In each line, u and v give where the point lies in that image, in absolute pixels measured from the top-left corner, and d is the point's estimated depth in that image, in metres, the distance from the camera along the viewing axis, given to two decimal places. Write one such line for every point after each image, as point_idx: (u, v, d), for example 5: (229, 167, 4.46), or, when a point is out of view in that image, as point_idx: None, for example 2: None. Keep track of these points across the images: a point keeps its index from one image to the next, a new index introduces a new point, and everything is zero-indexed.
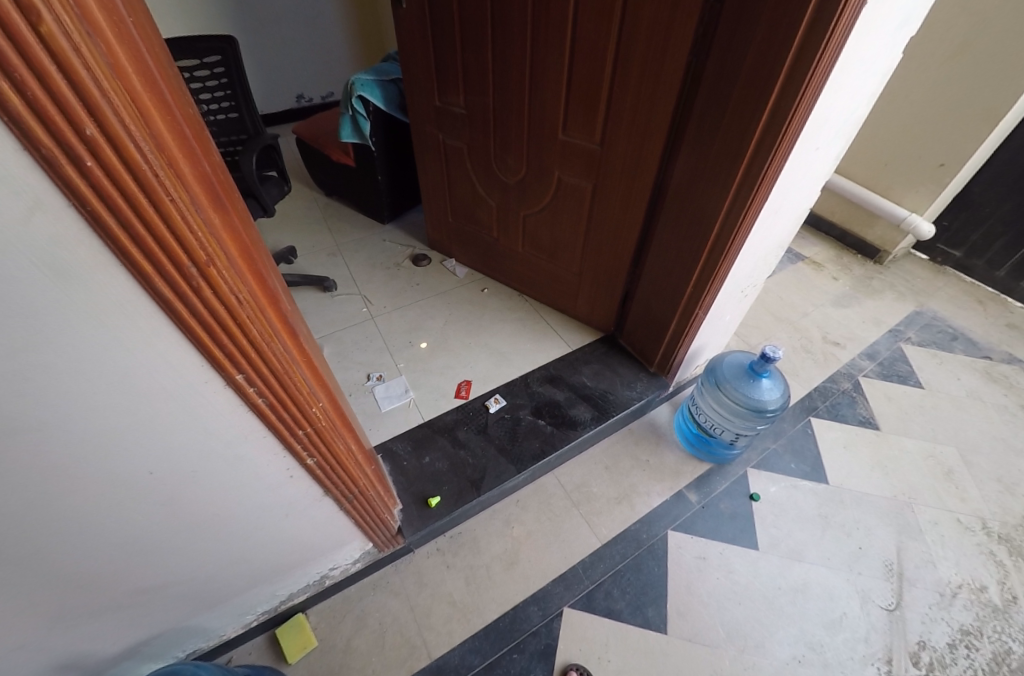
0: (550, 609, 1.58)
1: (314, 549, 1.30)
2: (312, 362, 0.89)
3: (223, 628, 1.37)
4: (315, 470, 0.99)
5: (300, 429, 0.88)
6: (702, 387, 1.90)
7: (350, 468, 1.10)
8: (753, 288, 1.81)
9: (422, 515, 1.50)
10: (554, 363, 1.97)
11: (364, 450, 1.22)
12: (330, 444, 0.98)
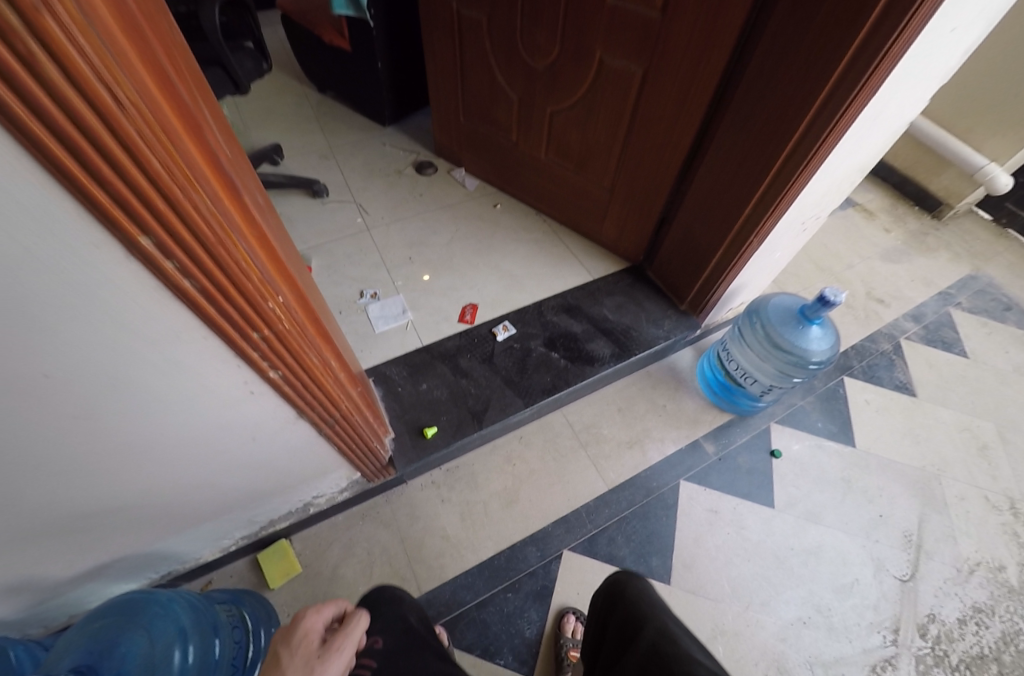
0: (549, 552, 1.48)
1: (292, 475, 1.15)
2: (268, 241, 0.65)
3: (201, 552, 1.28)
4: (282, 386, 0.80)
5: (254, 332, 0.67)
6: (739, 330, 1.69)
7: (326, 387, 0.91)
8: (816, 221, 1.55)
9: (417, 447, 1.35)
10: (573, 292, 1.74)
11: (347, 369, 1.03)
12: (300, 354, 0.78)
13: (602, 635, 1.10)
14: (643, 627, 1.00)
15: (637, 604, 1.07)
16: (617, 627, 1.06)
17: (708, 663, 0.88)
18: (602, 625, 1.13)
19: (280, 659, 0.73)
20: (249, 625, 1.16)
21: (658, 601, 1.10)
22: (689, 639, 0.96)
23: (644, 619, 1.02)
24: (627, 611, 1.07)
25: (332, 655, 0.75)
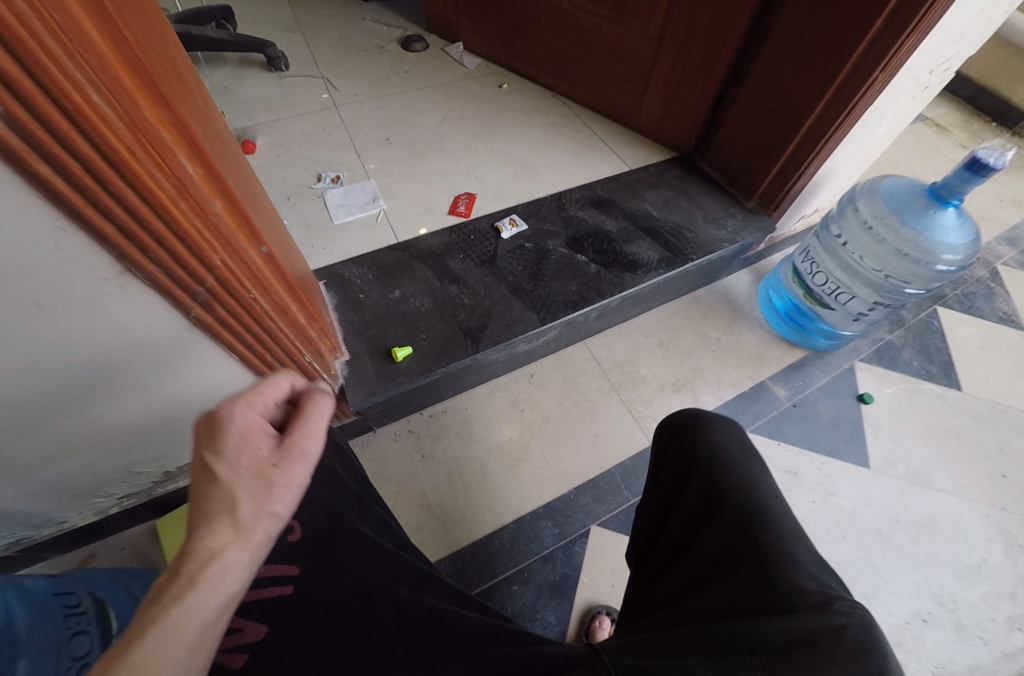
0: (569, 530, 1.07)
1: (173, 404, 0.72)
2: None
3: (70, 515, 0.88)
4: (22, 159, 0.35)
5: None
6: (831, 222, 1.23)
7: (185, 226, 0.48)
8: (945, 68, 1.11)
9: (383, 373, 0.92)
10: (603, 182, 1.28)
11: (244, 212, 0.58)
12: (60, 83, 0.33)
13: (659, 497, 0.78)
14: (723, 506, 0.68)
15: (721, 474, 0.72)
16: (682, 492, 0.74)
17: (812, 570, 0.59)
18: (661, 477, 0.80)
19: (212, 471, 0.40)
20: (112, 625, 0.72)
21: (746, 461, 0.74)
22: (786, 528, 0.64)
23: (725, 495, 0.69)
24: (703, 476, 0.72)
25: (299, 461, 0.45)
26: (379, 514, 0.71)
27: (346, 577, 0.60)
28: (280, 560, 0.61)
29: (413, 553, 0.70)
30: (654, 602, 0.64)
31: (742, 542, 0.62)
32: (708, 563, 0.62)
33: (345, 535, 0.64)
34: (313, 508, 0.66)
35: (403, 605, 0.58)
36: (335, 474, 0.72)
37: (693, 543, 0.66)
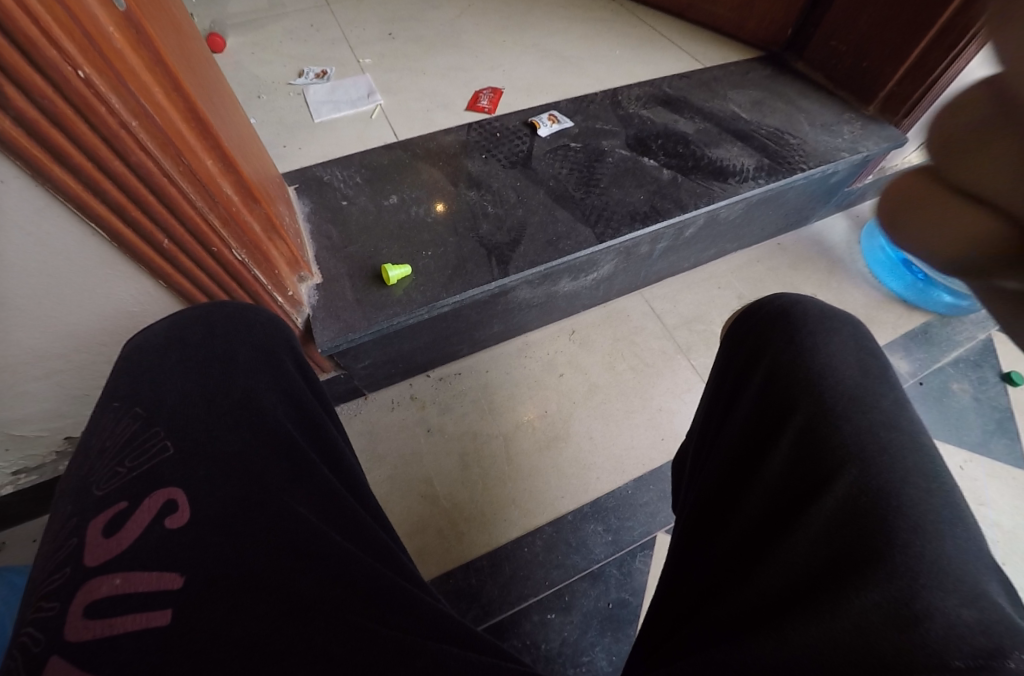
0: (626, 539, 0.75)
1: (14, 318, 0.44)
2: None
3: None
4: None
5: None
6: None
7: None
8: None
9: (369, 302, 0.64)
10: (671, 78, 0.97)
11: None
12: None
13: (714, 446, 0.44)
14: (832, 475, 0.35)
15: (823, 413, 0.38)
16: (753, 442, 0.41)
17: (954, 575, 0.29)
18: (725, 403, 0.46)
19: None
20: None
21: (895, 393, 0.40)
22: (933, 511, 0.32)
23: (832, 451, 0.36)
24: (801, 422, 0.38)
25: None
26: (324, 472, 0.39)
27: (268, 591, 0.29)
28: (154, 564, 0.28)
29: (370, 543, 0.38)
30: (685, 630, 0.36)
31: (863, 548, 0.32)
32: (794, 582, 0.32)
33: (264, 515, 0.33)
34: (213, 466, 0.34)
35: (370, 640, 0.29)
36: (250, 401, 0.39)
37: (772, 539, 0.35)
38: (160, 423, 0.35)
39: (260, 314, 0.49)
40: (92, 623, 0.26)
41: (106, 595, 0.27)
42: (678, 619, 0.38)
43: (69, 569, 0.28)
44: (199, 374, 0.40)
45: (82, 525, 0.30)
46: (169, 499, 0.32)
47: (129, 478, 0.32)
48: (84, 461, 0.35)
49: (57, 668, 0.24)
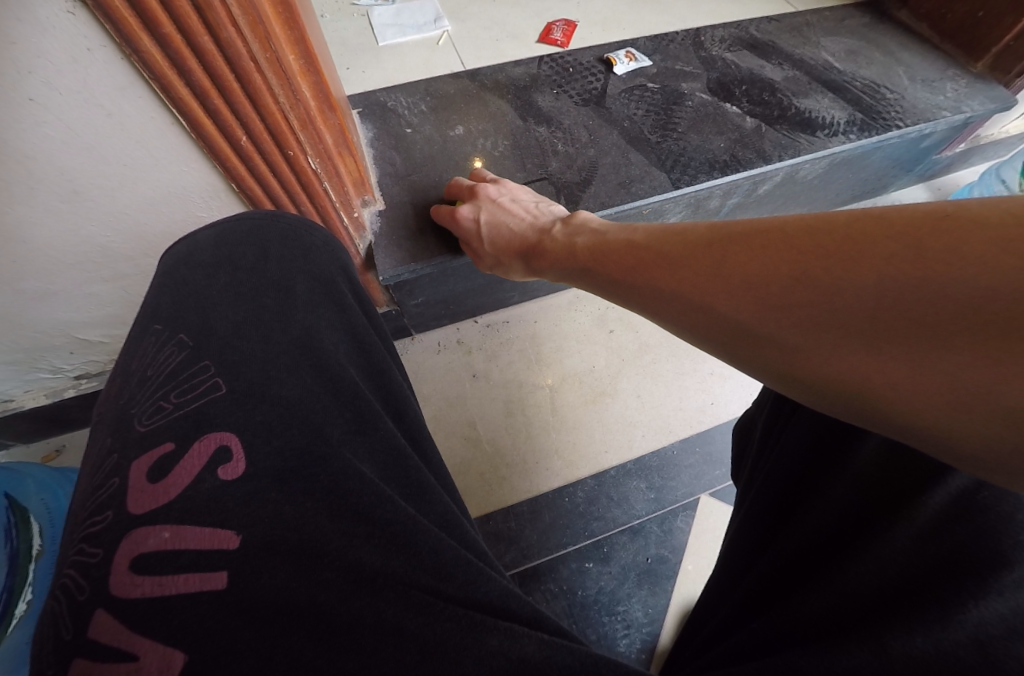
0: (668, 498, 0.74)
1: (88, 208, 0.43)
2: (266, 14, 0.37)
3: (10, 393, 0.63)
4: (266, 100, 0.41)
5: (293, 81, 0.42)
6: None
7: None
8: None
9: (432, 234, 0.62)
10: (759, 22, 0.89)
11: (292, 56, 0.42)
12: (265, 70, 0.39)
13: (792, 440, 0.42)
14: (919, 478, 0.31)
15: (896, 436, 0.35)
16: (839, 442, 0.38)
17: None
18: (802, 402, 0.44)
19: None
20: (32, 543, 0.53)
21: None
22: None
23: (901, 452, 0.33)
24: None
25: None
26: (389, 427, 0.37)
27: (330, 558, 0.26)
28: (207, 520, 0.26)
29: (430, 511, 0.34)
30: (749, 630, 0.32)
31: (978, 532, 0.27)
32: (893, 582, 0.27)
33: (327, 464, 0.30)
34: (270, 411, 0.31)
35: (438, 613, 0.26)
36: (310, 338, 0.37)
37: (863, 536, 0.31)
38: (210, 357, 0.32)
39: (318, 238, 0.46)
40: (140, 579, 0.23)
41: (153, 549, 0.24)
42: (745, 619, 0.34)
43: (111, 512, 0.26)
44: (254, 302, 0.37)
45: (124, 465, 0.27)
46: (223, 444, 0.29)
47: (175, 415, 0.29)
48: (122, 388, 0.32)
49: (104, 625, 0.22)
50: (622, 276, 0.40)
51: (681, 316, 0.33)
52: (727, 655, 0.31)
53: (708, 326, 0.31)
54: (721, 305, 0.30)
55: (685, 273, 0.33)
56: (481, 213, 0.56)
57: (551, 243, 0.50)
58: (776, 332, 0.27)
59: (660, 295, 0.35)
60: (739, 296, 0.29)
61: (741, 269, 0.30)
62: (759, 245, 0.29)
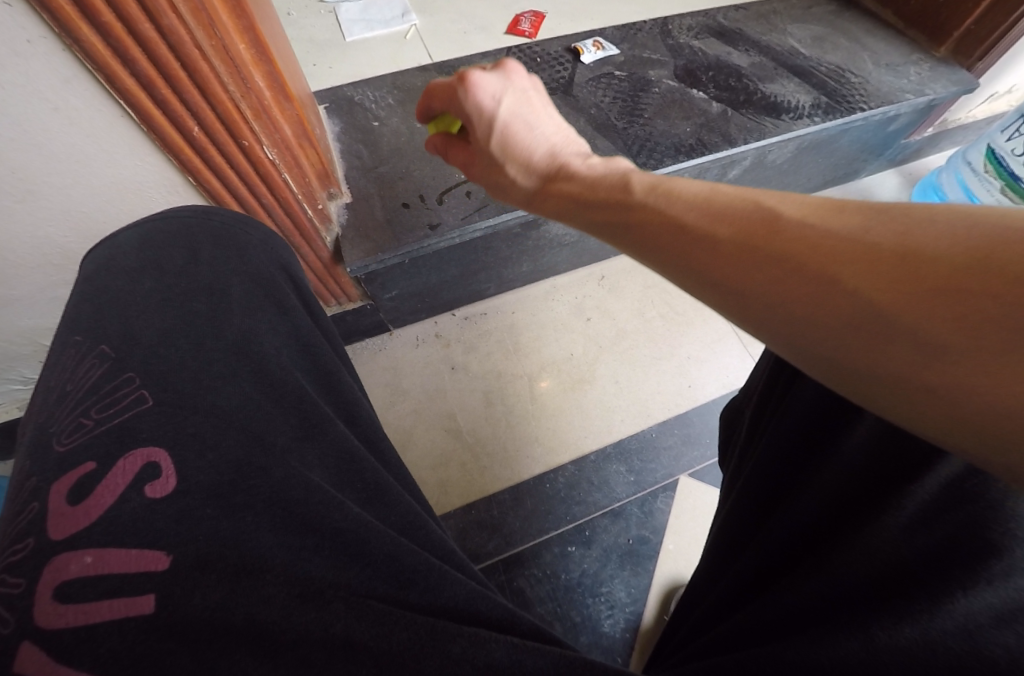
0: (648, 480, 0.75)
1: (43, 206, 0.43)
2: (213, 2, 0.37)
3: None
4: (213, 88, 0.41)
5: (246, 72, 0.43)
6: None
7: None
8: None
9: (401, 225, 0.62)
10: (726, 10, 0.90)
11: (246, 39, 0.43)
12: (215, 58, 0.39)
13: (772, 432, 0.42)
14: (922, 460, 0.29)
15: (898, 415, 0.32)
16: (826, 426, 0.37)
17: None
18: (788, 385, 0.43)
19: None
20: None
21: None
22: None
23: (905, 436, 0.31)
24: None
25: None
26: (341, 430, 0.36)
27: (273, 573, 0.26)
28: (136, 541, 0.25)
29: (389, 513, 0.34)
30: (735, 619, 0.33)
31: (980, 518, 0.25)
32: (879, 576, 0.27)
33: (266, 478, 0.29)
34: (203, 422, 0.31)
35: (395, 623, 0.26)
36: (247, 342, 0.37)
37: (851, 526, 0.31)
38: (134, 369, 0.32)
39: (256, 233, 0.45)
40: (65, 609, 0.23)
41: (76, 576, 0.24)
42: (727, 613, 0.35)
43: (32, 539, 0.24)
44: (181, 307, 0.36)
45: (43, 488, 0.26)
46: (151, 461, 0.28)
47: (96, 432, 0.29)
48: (43, 407, 0.31)
49: (29, 660, 0.21)
50: (728, 234, 0.25)
51: (767, 289, 0.23)
52: (712, 642, 0.33)
53: (815, 319, 0.22)
54: (876, 301, 0.20)
55: (797, 239, 0.23)
56: (506, 95, 0.38)
57: (605, 177, 0.35)
58: (930, 342, 0.19)
59: (735, 256, 0.24)
60: (893, 289, 0.20)
61: (902, 255, 0.20)
62: (926, 233, 0.21)
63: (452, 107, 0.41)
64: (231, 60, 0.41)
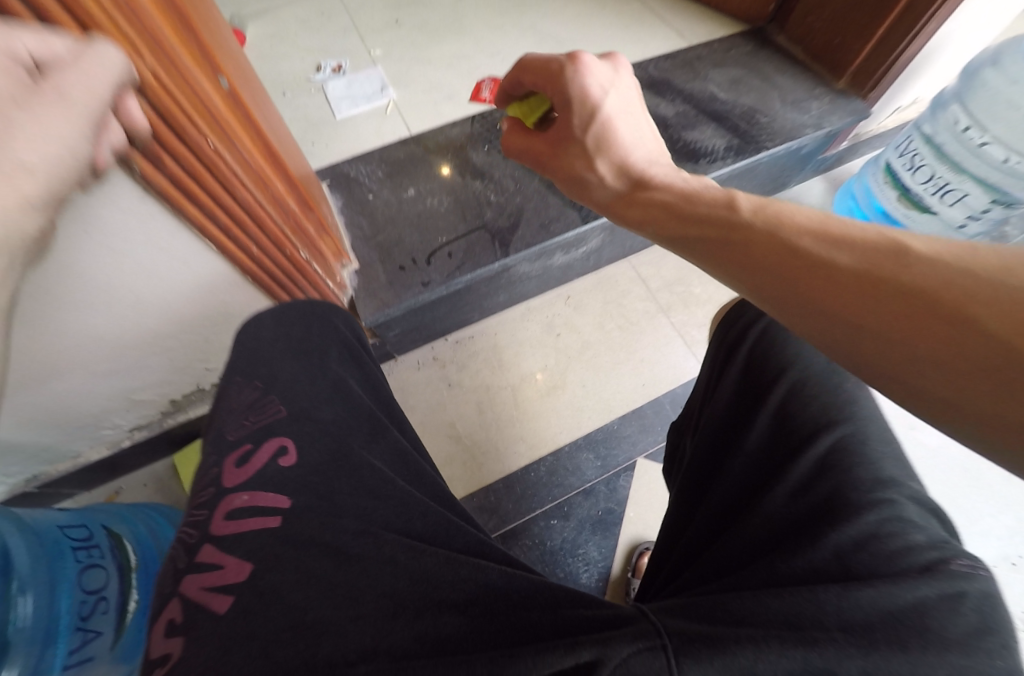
0: (612, 463, 0.94)
1: (148, 308, 0.60)
2: (264, 174, 0.55)
3: (80, 450, 0.81)
4: (266, 223, 0.59)
5: (285, 205, 0.61)
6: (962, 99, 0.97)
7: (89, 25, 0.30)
8: None
9: (399, 284, 0.79)
10: (657, 61, 1.06)
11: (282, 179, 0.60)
12: (266, 205, 0.57)
13: (705, 422, 0.61)
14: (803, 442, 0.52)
15: (796, 413, 0.54)
16: (738, 420, 0.57)
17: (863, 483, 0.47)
18: (712, 389, 0.63)
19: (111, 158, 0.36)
20: (130, 558, 0.76)
21: (837, 377, 0.56)
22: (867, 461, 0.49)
23: (795, 431, 0.53)
24: (777, 400, 0.56)
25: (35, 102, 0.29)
26: (392, 436, 0.55)
27: (348, 517, 0.43)
28: (271, 488, 0.43)
29: (425, 488, 0.53)
30: (707, 558, 0.49)
31: (834, 487, 0.47)
32: (788, 522, 0.47)
33: (348, 465, 0.47)
34: (314, 425, 0.48)
35: (420, 552, 0.42)
36: (341, 383, 0.55)
37: (758, 495, 0.50)
38: (275, 393, 0.50)
39: (338, 317, 0.62)
40: (228, 523, 0.40)
41: (239, 505, 0.41)
42: (687, 561, 0.52)
43: (214, 488, 0.43)
44: (305, 360, 0.54)
45: (221, 462, 0.45)
46: (282, 444, 0.46)
47: (254, 428, 0.47)
48: (222, 414, 0.49)
49: (207, 551, 0.39)
50: (853, 261, 0.36)
51: (867, 312, 0.34)
52: (696, 578, 0.48)
53: (893, 341, 0.33)
54: (953, 334, 0.31)
55: (892, 287, 0.34)
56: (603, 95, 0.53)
57: (703, 197, 0.47)
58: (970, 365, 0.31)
59: (846, 293, 0.35)
60: (963, 327, 0.31)
61: (965, 306, 0.31)
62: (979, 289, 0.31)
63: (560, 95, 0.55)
64: (273, 203, 0.59)
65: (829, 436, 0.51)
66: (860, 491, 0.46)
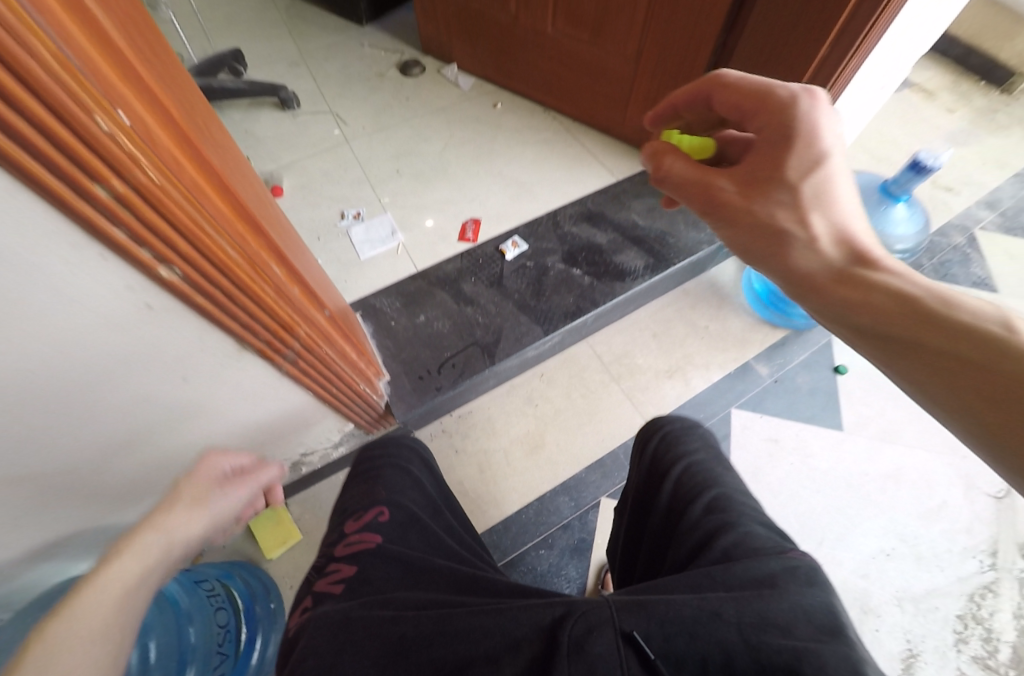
0: (583, 502, 1.26)
1: (262, 434, 0.91)
2: (351, 354, 0.90)
3: None
4: (349, 380, 0.92)
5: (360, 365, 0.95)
6: None
7: (210, 270, 0.50)
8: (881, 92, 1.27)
9: (419, 389, 1.12)
10: (595, 197, 1.43)
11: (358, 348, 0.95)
12: (351, 370, 0.91)
13: (642, 492, 0.94)
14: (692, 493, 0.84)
15: (690, 476, 0.87)
16: (656, 485, 0.91)
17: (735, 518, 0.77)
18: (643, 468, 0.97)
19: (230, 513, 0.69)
20: (238, 602, 1.02)
21: (711, 465, 0.90)
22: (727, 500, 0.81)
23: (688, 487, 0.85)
24: (676, 471, 0.89)
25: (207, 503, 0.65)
26: (443, 516, 0.86)
27: (414, 547, 0.72)
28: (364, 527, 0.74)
29: (457, 539, 0.82)
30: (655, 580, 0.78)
31: (723, 519, 0.76)
32: (687, 542, 0.76)
33: (417, 526, 0.77)
34: (392, 498, 0.80)
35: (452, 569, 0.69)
36: (411, 481, 0.87)
37: (668, 531, 0.82)
38: (371, 488, 0.83)
39: (405, 445, 0.97)
40: (341, 550, 0.71)
41: (350, 538, 0.73)
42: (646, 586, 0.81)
43: (337, 534, 0.76)
44: (387, 470, 0.87)
45: (342, 522, 0.78)
46: (376, 507, 0.78)
47: (359, 504, 0.80)
48: (344, 502, 0.84)
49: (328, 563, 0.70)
50: None
51: None
52: None
53: None
54: None
55: None
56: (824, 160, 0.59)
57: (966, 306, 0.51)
58: None
59: None
60: None
61: None
62: None
63: (782, 136, 0.59)
64: (355, 368, 0.93)
65: (712, 489, 0.83)
66: (736, 519, 0.76)
